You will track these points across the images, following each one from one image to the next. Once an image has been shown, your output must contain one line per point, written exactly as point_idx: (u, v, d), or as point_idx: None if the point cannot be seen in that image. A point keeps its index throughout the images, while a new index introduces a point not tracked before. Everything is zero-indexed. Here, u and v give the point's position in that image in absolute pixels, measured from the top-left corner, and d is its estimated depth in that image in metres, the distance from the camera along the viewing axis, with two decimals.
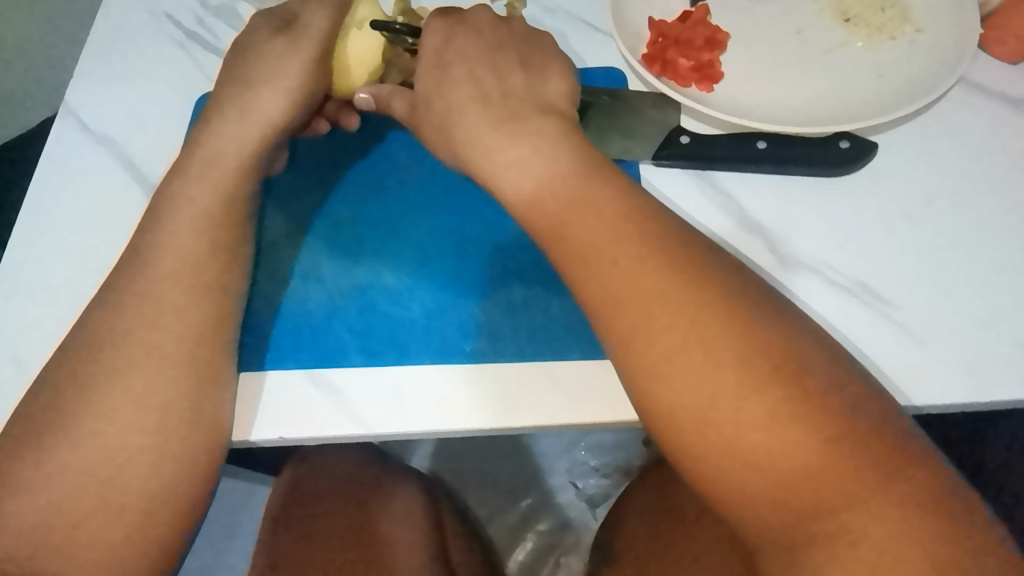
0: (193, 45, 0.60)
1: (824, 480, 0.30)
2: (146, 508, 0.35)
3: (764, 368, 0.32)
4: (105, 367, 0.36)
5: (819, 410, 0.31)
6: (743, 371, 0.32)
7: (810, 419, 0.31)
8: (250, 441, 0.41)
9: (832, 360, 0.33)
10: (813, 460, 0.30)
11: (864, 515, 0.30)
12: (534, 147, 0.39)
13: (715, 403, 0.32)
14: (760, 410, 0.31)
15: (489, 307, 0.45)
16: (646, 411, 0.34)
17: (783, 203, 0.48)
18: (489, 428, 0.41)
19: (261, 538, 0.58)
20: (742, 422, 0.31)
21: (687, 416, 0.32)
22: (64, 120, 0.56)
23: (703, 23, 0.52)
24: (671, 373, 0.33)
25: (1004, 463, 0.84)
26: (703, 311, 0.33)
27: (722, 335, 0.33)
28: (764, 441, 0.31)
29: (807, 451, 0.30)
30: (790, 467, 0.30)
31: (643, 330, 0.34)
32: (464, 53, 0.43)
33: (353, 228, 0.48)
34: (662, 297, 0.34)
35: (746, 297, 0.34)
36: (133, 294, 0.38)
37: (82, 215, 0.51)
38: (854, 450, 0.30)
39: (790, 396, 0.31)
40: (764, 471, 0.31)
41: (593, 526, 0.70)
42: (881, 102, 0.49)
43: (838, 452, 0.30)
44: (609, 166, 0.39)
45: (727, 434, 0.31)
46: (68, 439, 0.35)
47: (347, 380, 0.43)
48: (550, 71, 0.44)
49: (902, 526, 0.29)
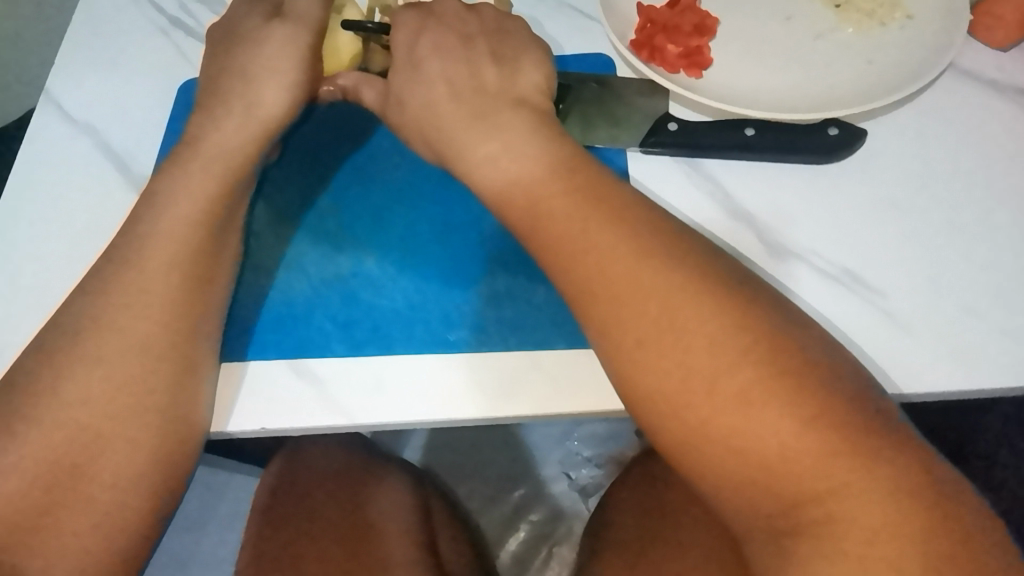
0: (175, 31, 0.59)
1: (803, 468, 0.30)
2: (121, 499, 0.34)
3: (749, 356, 0.31)
4: (79, 357, 0.36)
5: (799, 399, 0.30)
6: (723, 358, 0.31)
7: (787, 407, 0.30)
8: (228, 432, 0.41)
9: (815, 348, 0.33)
10: (793, 448, 0.30)
11: (844, 505, 0.29)
12: (502, 144, 0.40)
13: (694, 391, 0.31)
14: (738, 397, 0.31)
15: (473, 296, 0.44)
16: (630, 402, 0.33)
17: (771, 191, 0.47)
18: (474, 418, 0.41)
19: (250, 533, 0.58)
20: (722, 409, 0.31)
21: (666, 405, 0.32)
22: (44, 108, 0.55)
23: (692, 9, 0.51)
24: (651, 363, 0.33)
25: (993, 452, 0.84)
26: (686, 301, 0.33)
27: (703, 325, 0.32)
28: (750, 430, 0.30)
29: (786, 439, 0.30)
30: (771, 454, 0.30)
31: (625, 319, 0.34)
32: (436, 50, 0.43)
33: (336, 217, 0.47)
34: (644, 286, 0.34)
35: (728, 285, 0.34)
36: (109, 283, 0.38)
37: (61, 204, 0.51)
38: (839, 438, 0.30)
39: (775, 385, 0.31)
40: (744, 459, 0.30)
41: (585, 515, 0.71)
42: (871, 88, 0.49)
43: (817, 441, 0.30)
44: (587, 158, 0.39)
45: (708, 421, 0.31)
46: (40, 429, 0.34)
47: (330, 370, 0.42)
48: (520, 62, 0.43)
49: (883, 516, 0.29)
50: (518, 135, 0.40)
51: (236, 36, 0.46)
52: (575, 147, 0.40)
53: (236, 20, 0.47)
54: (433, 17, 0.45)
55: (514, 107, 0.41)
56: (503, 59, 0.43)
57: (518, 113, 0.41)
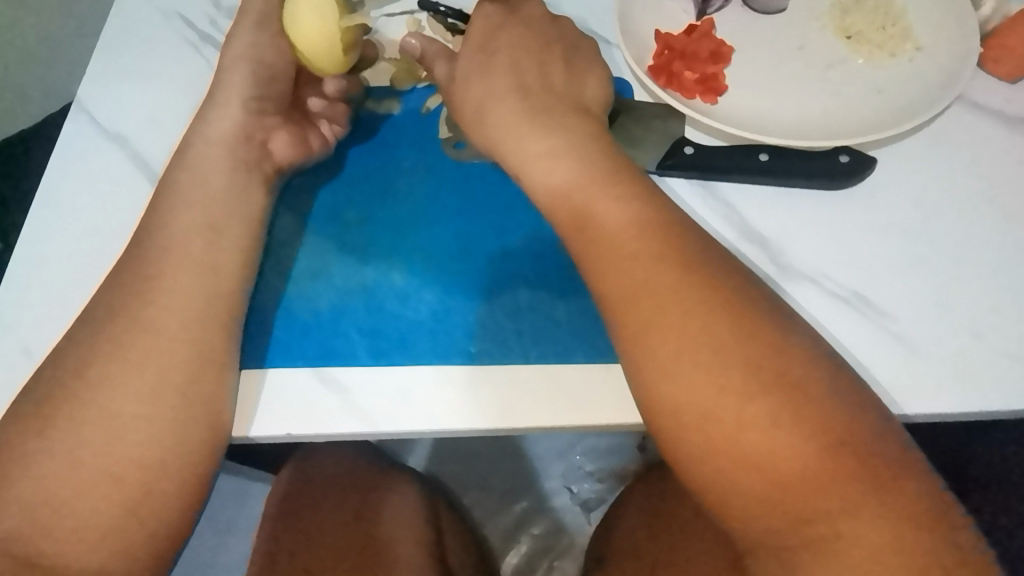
0: (204, 46, 0.61)
1: (822, 487, 0.32)
2: (142, 502, 0.36)
3: (774, 379, 0.33)
4: (107, 367, 0.37)
5: (819, 421, 0.32)
6: (754, 380, 0.33)
7: (808, 431, 0.32)
8: (250, 436, 0.42)
9: (823, 371, 0.34)
10: (817, 469, 0.32)
11: (854, 524, 0.31)
12: (564, 142, 0.42)
13: (728, 408, 0.33)
14: (763, 418, 0.32)
15: (495, 309, 0.46)
16: (662, 421, 0.35)
17: (783, 213, 0.49)
18: (493, 428, 0.42)
19: (262, 539, 0.58)
20: (754, 427, 0.32)
21: (698, 422, 0.33)
22: (76, 117, 0.57)
23: (708, 36, 0.53)
24: (688, 380, 0.34)
25: (992, 475, 0.84)
26: (720, 322, 0.35)
27: (731, 347, 0.34)
28: (772, 443, 0.32)
29: (811, 460, 0.32)
30: (796, 470, 0.32)
31: (666, 336, 0.35)
32: (512, 43, 0.45)
33: (361, 229, 0.49)
34: (677, 305, 0.36)
35: (746, 307, 0.36)
36: (139, 296, 0.40)
37: (93, 210, 0.52)
38: (860, 460, 0.32)
39: (801, 408, 0.33)
40: (769, 477, 0.32)
41: (588, 530, 0.72)
42: (882, 118, 0.51)
43: (837, 461, 0.32)
44: (604, 183, 0.41)
45: (740, 440, 0.33)
46: (70, 434, 0.36)
47: (354, 378, 0.43)
48: (585, 74, 0.46)
49: (892, 535, 0.31)
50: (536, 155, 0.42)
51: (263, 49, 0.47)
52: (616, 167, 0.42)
53: (259, 29, 0.48)
54: (516, 16, 0.47)
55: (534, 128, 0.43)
56: (528, 74, 0.45)
57: (539, 131, 0.42)
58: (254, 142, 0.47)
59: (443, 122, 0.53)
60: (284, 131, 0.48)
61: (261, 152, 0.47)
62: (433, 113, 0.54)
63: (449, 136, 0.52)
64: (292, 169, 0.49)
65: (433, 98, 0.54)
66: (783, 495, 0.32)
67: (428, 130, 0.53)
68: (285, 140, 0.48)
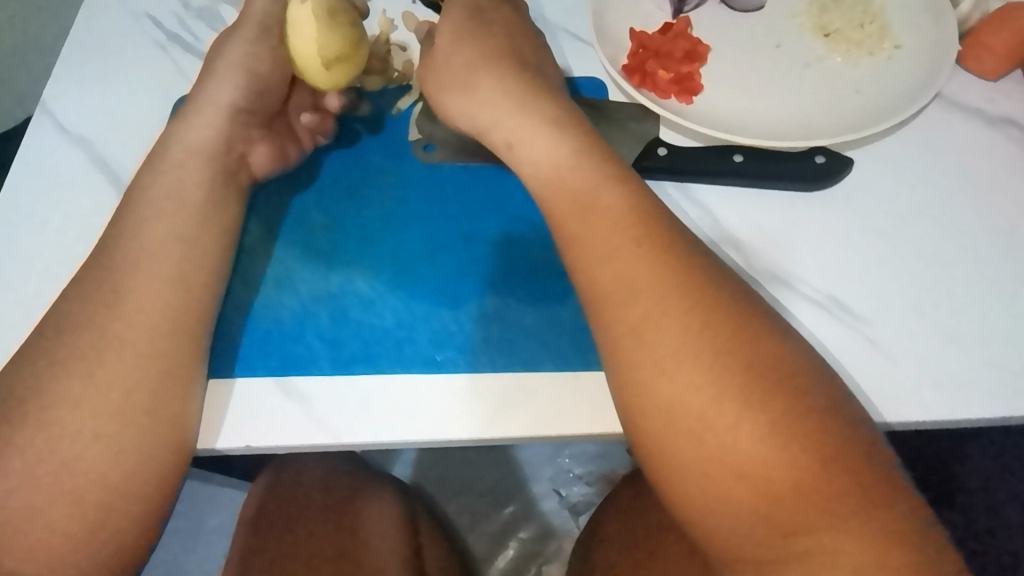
0: (172, 47, 0.59)
1: (794, 497, 0.30)
2: (92, 518, 0.33)
3: (742, 385, 0.32)
4: (57, 374, 0.35)
5: (790, 429, 0.31)
6: (718, 385, 0.32)
7: (781, 438, 0.31)
8: (216, 448, 0.40)
9: (802, 373, 0.33)
10: (786, 478, 0.30)
11: (829, 537, 0.29)
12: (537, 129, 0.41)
13: (692, 416, 0.32)
14: (727, 425, 0.31)
15: (463, 317, 0.44)
16: (633, 429, 0.34)
17: (758, 216, 0.48)
18: (456, 440, 0.41)
19: (237, 545, 0.57)
20: (719, 435, 0.31)
21: (664, 433, 0.32)
22: (40, 120, 0.55)
23: (684, 35, 0.52)
24: (652, 389, 0.33)
25: (979, 482, 0.84)
26: (686, 327, 0.33)
27: (698, 350, 0.33)
28: (740, 453, 0.31)
29: (777, 469, 0.30)
30: (764, 480, 0.30)
31: (628, 343, 0.34)
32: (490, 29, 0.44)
33: (327, 234, 0.48)
34: (640, 305, 0.35)
35: (721, 309, 0.34)
36: (93, 299, 0.38)
37: (54, 215, 0.51)
38: (834, 468, 0.30)
39: (770, 414, 0.31)
40: (738, 489, 0.31)
41: (575, 533, 0.70)
42: (860, 118, 0.49)
43: (807, 468, 0.30)
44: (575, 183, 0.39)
45: (703, 449, 0.31)
46: (14, 445, 0.33)
47: (316, 388, 0.42)
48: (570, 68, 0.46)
49: (869, 548, 0.29)
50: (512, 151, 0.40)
51: (223, 44, 0.45)
52: (596, 156, 0.40)
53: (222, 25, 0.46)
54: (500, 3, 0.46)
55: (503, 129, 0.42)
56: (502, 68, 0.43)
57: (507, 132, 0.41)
58: (235, 153, 0.45)
59: (413, 123, 0.52)
60: (265, 142, 0.47)
61: (238, 162, 0.46)
62: (405, 114, 0.53)
63: (419, 138, 0.51)
64: (265, 178, 0.48)
65: (405, 98, 0.53)
66: (759, 506, 0.30)
67: (398, 133, 0.52)
68: (265, 152, 0.47)
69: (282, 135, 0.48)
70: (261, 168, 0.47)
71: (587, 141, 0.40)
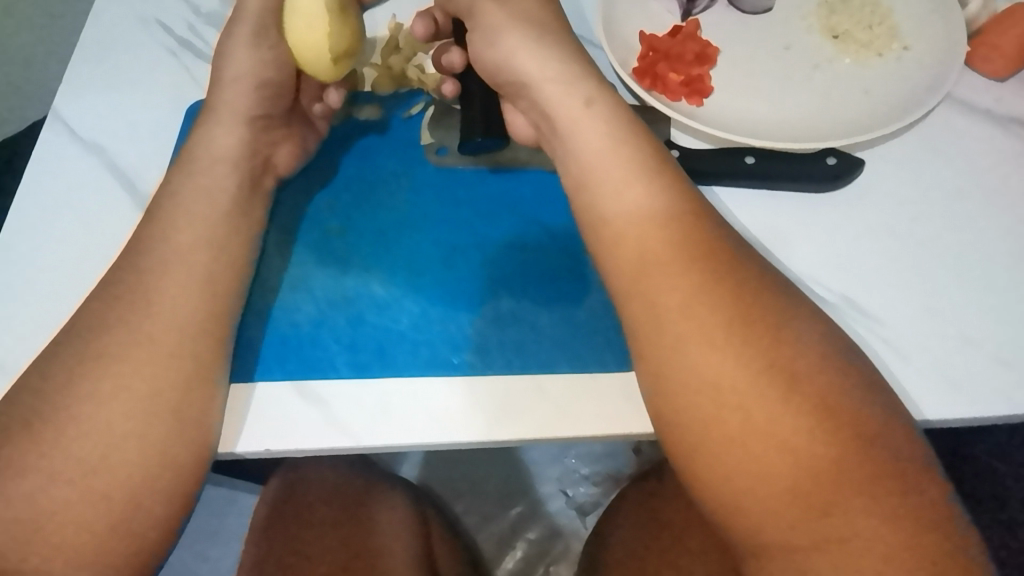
0: (183, 53, 0.59)
1: (818, 496, 0.30)
2: (119, 520, 0.33)
3: (766, 385, 0.32)
4: (80, 378, 0.35)
5: (817, 431, 0.31)
6: (743, 386, 0.32)
7: (806, 440, 0.31)
8: (237, 452, 0.41)
9: (834, 371, 0.32)
10: (810, 478, 0.30)
11: (855, 534, 0.30)
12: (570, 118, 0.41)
13: (715, 417, 0.32)
14: (750, 426, 0.31)
15: (478, 319, 0.45)
16: (661, 431, 0.34)
17: (772, 216, 0.48)
18: (474, 442, 0.41)
19: (250, 550, 0.57)
20: (740, 436, 0.31)
21: (689, 434, 0.32)
22: (53, 127, 0.55)
23: (693, 37, 0.52)
24: (679, 390, 0.33)
25: (986, 479, 0.84)
26: (714, 327, 0.33)
27: (723, 351, 0.33)
28: (765, 453, 0.31)
29: (802, 469, 0.30)
30: (787, 480, 0.30)
31: (653, 343, 0.34)
32: None
33: (343, 238, 0.48)
34: (665, 303, 0.34)
35: (746, 302, 0.34)
36: (115, 303, 0.38)
37: (71, 222, 0.51)
38: (861, 469, 0.30)
39: (795, 415, 0.31)
40: (761, 490, 0.31)
41: (583, 534, 0.70)
42: (871, 119, 0.50)
43: (832, 469, 0.30)
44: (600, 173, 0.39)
45: (727, 450, 0.31)
46: (37, 451, 0.33)
47: (335, 392, 0.42)
48: None
49: (893, 544, 0.29)
50: (575, 121, 0.40)
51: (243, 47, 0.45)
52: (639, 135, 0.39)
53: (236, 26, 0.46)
54: None
55: (564, 91, 0.41)
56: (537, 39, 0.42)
57: (564, 99, 0.40)
58: (260, 157, 0.45)
59: (426, 128, 0.52)
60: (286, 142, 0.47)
61: (263, 167, 0.46)
62: (416, 118, 0.53)
63: (431, 142, 0.52)
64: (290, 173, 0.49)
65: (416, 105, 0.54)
66: (784, 506, 0.30)
67: (409, 135, 0.53)
68: (287, 152, 0.48)
69: (302, 131, 0.49)
70: (285, 168, 0.48)
71: (619, 133, 0.40)
